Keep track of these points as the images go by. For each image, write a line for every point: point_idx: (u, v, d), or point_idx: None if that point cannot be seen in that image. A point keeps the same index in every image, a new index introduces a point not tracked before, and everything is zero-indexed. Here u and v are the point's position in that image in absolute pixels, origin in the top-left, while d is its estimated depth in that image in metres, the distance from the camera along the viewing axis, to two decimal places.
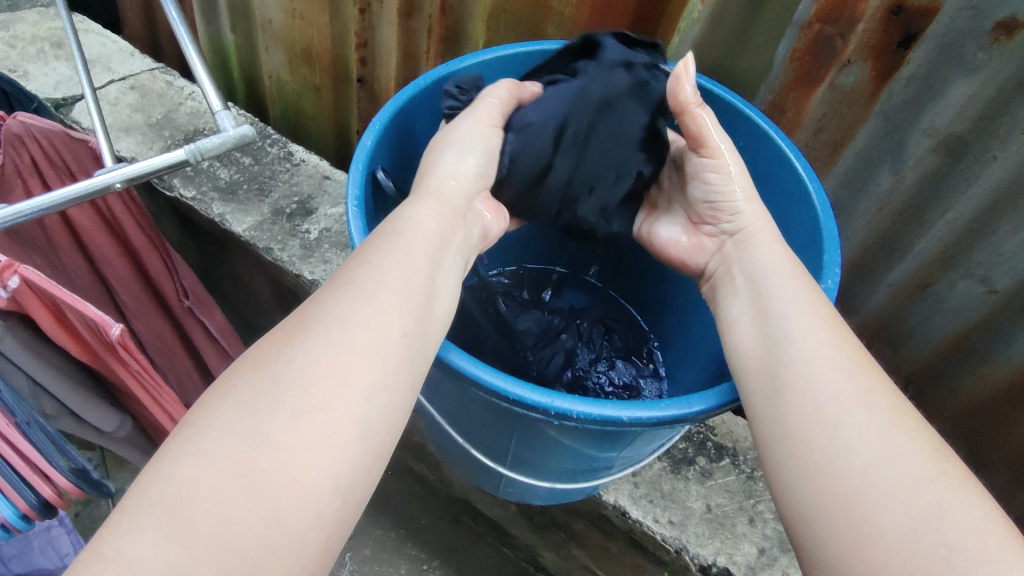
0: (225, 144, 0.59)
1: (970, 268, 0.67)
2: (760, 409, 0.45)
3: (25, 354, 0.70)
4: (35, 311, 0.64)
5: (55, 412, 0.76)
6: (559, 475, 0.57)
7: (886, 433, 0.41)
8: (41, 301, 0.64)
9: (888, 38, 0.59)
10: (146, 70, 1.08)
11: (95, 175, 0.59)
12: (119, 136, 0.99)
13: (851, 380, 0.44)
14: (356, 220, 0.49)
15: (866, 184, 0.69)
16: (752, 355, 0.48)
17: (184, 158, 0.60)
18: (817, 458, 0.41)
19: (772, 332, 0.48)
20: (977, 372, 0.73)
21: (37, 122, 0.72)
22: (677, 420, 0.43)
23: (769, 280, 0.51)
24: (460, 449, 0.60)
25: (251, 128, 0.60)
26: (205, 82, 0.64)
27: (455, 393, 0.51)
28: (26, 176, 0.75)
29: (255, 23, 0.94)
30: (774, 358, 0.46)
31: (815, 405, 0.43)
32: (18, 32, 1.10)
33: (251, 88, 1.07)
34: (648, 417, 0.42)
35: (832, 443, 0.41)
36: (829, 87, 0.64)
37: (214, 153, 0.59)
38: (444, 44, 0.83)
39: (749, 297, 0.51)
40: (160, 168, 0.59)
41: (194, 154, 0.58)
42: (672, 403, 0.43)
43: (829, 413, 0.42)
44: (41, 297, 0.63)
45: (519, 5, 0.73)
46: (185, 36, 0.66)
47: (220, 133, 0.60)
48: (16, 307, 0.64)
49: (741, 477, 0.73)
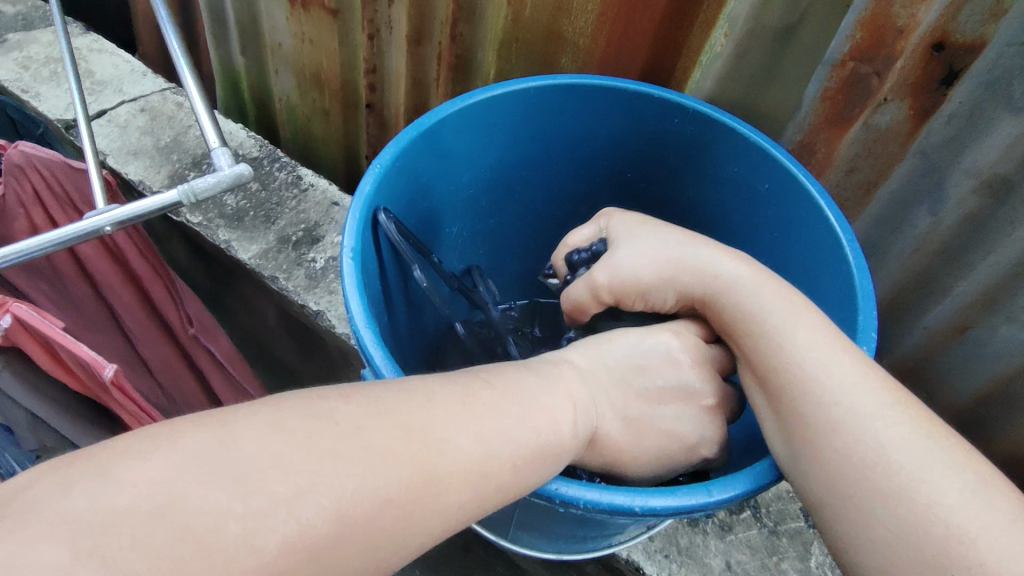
0: (219, 184, 0.57)
1: (1014, 314, 0.62)
2: (791, 463, 0.42)
3: (24, 389, 0.69)
4: (28, 349, 0.62)
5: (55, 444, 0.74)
6: (568, 541, 0.53)
7: (939, 461, 0.38)
8: (35, 341, 0.62)
9: (929, 75, 0.55)
10: (156, 92, 1.07)
11: (86, 216, 0.57)
12: (128, 160, 0.98)
13: (888, 418, 0.40)
14: (350, 275, 0.46)
15: (901, 225, 0.65)
16: (770, 410, 0.45)
17: (178, 199, 0.58)
18: (869, 504, 0.38)
19: (779, 383, 0.44)
20: (1020, 423, 0.68)
21: (38, 153, 0.71)
22: (693, 511, 0.39)
23: (766, 319, 0.47)
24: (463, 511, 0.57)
25: (247, 168, 0.58)
26: (203, 118, 0.62)
27: None
28: (28, 207, 0.73)
29: (266, 47, 0.93)
30: (792, 407, 0.43)
31: (842, 444, 0.40)
32: (32, 54, 1.10)
33: (262, 110, 1.06)
34: (663, 509, 0.38)
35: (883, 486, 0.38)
36: (863, 126, 0.61)
37: (207, 194, 0.57)
38: (455, 72, 0.80)
39: (748, 344, 0.47)
40: (152, 209, 0.57)
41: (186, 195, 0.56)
42: (689, 492, 0.39)
43: (873, 457, 0.39)
44: (33, 336, 0.62)
45: (532, 35, 0.70)
46: (185, 69, 0.64)
47: (215, 173, 0.58)
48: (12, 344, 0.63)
49: (763, 532, 0.69)
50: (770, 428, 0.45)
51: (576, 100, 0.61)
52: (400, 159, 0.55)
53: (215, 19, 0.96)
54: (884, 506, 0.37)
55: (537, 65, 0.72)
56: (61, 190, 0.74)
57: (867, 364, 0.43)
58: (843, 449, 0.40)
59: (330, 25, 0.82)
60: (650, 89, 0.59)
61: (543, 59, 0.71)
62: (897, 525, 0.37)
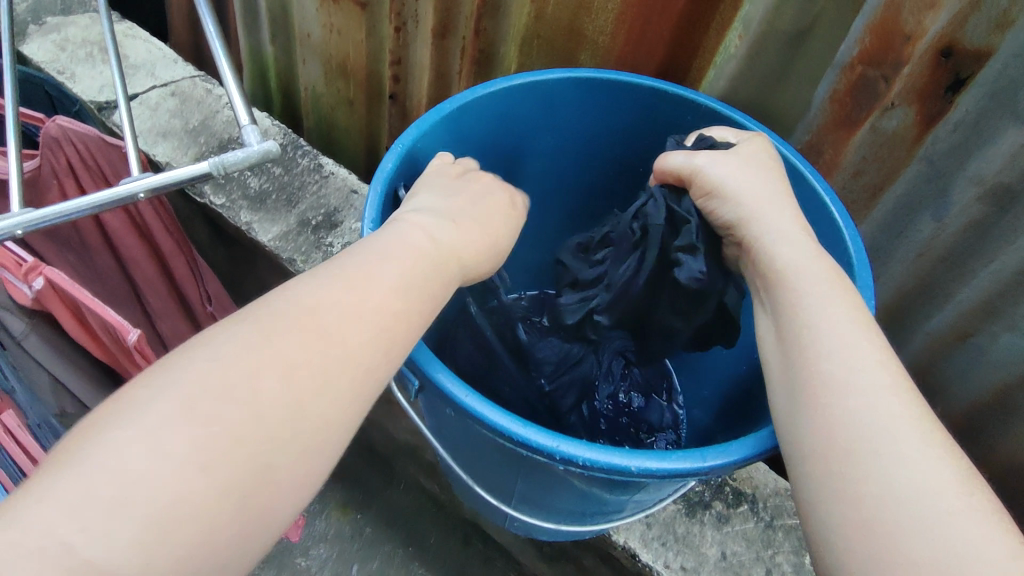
0: (248, 159, 0.59)
1: (1014, 322, 0.63)
2: (785, 435, 0.42)
3: (49, 353, 0.71)
4: (57, 312, 0.65)
5: (75, 409, 0.77)
6: (567, 514, 0.55)
7: (924, 457, 0.38)
8: (66, 304, 0.65)
9: (936, 82, 0.57)
10: (187, 77, 1.11)
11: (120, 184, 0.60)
12: (157, 141, 1.01)
13: (889, 404, 0.40)
14: (371, 245, 0.49)
15: (906, 230, 0.66)
16: (778, 372, 0.45)
17: (209, 170, 0.60)
18: (841, 488, 0.38)
19: (796, 347, 0.44)
20: (1017, 432, 0.69)
21: (75, 126, 0.74)
22: (687, 474, 0.41)
23: (794, 284, 0.47)
24: (466, 483, 0.59)
25: (276, 144, 0.61)
26: (235, 96, 0.65)
27: (463, 429, 0.49)
28: (62, 178, 0.76)
29: (295, 37, 0.96)
30: (803, 374, 0.43)
31: (832, 425, 0.40)
32: (70, 36, 1.14)
33: (287, 99, 1.09)
34: (659, 470, 0.40)
35: (858, 473, 0.38)
36: (870, 130, 0.62)
37: (236, 168, 0.60)
38: (476, 66, 0.82)
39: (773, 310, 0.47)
40: (183, 179, 0.60)
41: (217, 167, 0.59)
42: (684, 457, 0.41)
43: (862, 440, 0.39)
44: (65, 300, 0.64)
45: (553, 32, 0.72)
46: (221, 51, 0.67)
47: (245, 148, 0.60)
48: (41, 307, 0.66)
49: (759, 525, 0.70)
50: (776, 394, 0.44)
51: (591, 91, 0.63)
52: (421, 139, 0.57)
53: (247, 8, 1.00)
54: (858, 490, 0.38)
55: (557, 61, 0.75)
56: (93, 164, 0.77)
57: (894, 360, 0.43)
58: (845, 424, 0.40)
59: (359, 17, 0.85)
60: (665, 85, 0.61)
61: (563, 55, 0.74)
62: (867, 506, 0.37)
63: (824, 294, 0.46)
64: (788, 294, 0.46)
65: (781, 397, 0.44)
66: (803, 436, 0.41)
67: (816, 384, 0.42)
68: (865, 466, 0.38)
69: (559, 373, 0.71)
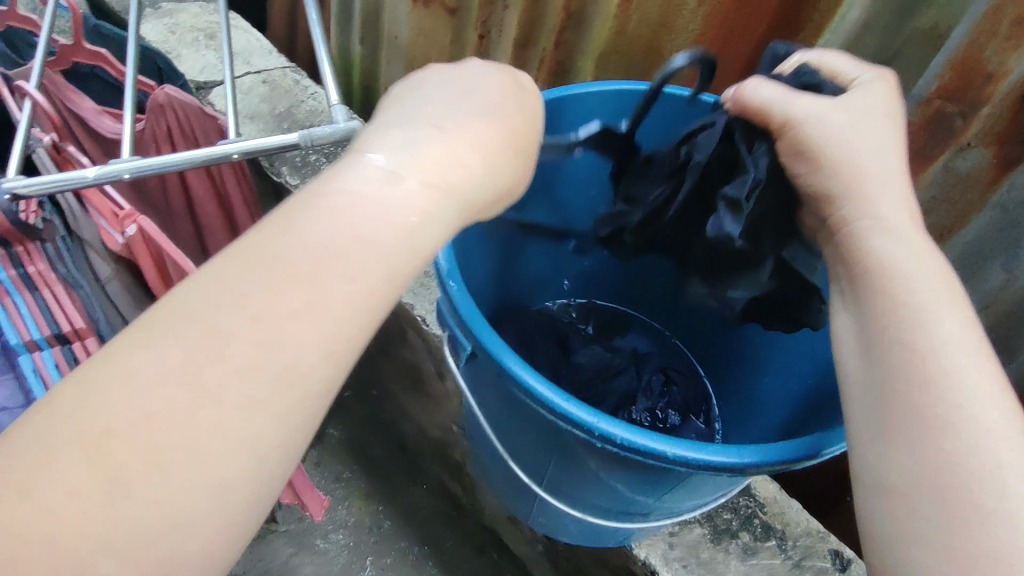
0: (335, 134, 0.64)
1: None
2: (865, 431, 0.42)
3: (126, 300, 0.76)
4: (142, 260, 0.70)
5: None
6: (597, 506, 0.55)
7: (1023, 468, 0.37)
8: (152, 255, 0.70)
9: (1016, 125, 0.56)
10: (278, 68, 1.18)
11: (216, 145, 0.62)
12: (245, 122, 1.09)
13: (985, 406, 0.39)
14: None
15: (972, 278, 0.65)
16: (855, 365, 0.44)
17: (297, 141, 0.64)
18: (934, 491, 0.38)
19: (876, 342, 0.43)
20: None
21: (179, 95, 0.80)
22: (722, 468, 0.41)
23: (893, 267, 0.45)
24: (499, 462, 0.60)
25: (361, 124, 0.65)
26: (329, 78, 0.69)
27: (503, 404, 0.51)
28: (160, 141, 0.83)
29: (382, 37, 1.01)
30: (883, 370, 0.42)
31: (927, 425, 0.39)
32: (180, 21, 1.24)
33: (368, 96, 1.15)
34: (693, 458, 0.41)
35: (949, 477, 0.38)
36: (942, 169, 0.61)
37: (323, 141, 0.64)
38: (553, 78, 0.86)
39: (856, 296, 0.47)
40: (272, 147, 0.63)
41: (306, 139, 0.63)
42: (721, 450, 0.42)
43: (950, 445, 0.38)
44: (152, 251, 0.69)
45: (632, 49, 0.75)
46: (322, 39, 0.72)
47: (333, 124, 0.65)
48: (128, 255, 0.71)
49: (786, 563, 0.68)
50: (855, 389, 0.44)
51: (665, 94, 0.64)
52: None
53: (343, 7, 1.06)
54: (959, 512, 0.37)
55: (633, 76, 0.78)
56: (189, 131, 0.83)
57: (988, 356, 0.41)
58: (951, 438, 0.38)
59: (446, 23, 0.90)
60: None
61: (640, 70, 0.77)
62: (962, 530, 0.36)
63: (931, 300, 0.43)
64: (892, 295, 0.44)
65: (878, 399, 0.42)
66: (904, 450, 0.40)
67: (920, 392, 0.40)
68: (974, 491, 0.37)
69: (594, 382, 0.72)
